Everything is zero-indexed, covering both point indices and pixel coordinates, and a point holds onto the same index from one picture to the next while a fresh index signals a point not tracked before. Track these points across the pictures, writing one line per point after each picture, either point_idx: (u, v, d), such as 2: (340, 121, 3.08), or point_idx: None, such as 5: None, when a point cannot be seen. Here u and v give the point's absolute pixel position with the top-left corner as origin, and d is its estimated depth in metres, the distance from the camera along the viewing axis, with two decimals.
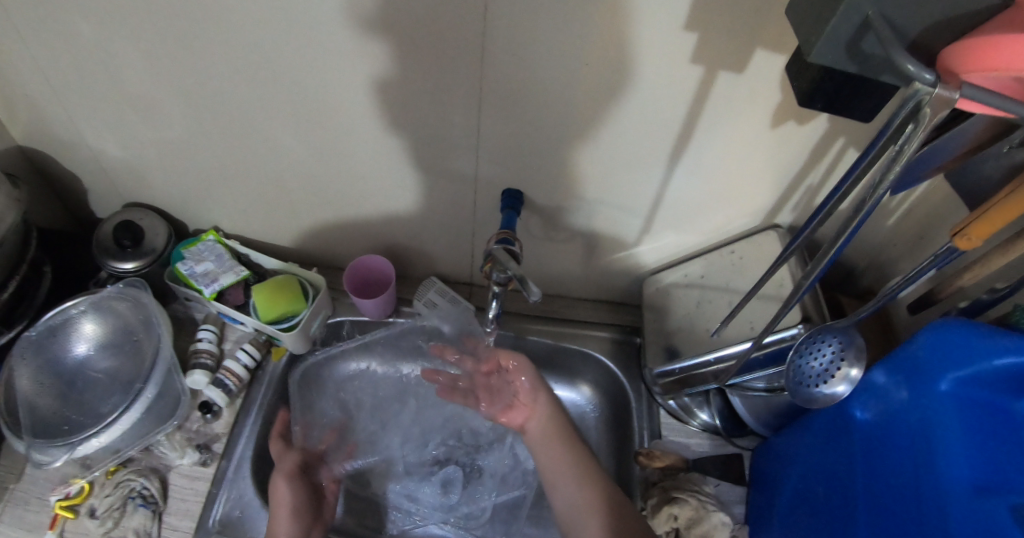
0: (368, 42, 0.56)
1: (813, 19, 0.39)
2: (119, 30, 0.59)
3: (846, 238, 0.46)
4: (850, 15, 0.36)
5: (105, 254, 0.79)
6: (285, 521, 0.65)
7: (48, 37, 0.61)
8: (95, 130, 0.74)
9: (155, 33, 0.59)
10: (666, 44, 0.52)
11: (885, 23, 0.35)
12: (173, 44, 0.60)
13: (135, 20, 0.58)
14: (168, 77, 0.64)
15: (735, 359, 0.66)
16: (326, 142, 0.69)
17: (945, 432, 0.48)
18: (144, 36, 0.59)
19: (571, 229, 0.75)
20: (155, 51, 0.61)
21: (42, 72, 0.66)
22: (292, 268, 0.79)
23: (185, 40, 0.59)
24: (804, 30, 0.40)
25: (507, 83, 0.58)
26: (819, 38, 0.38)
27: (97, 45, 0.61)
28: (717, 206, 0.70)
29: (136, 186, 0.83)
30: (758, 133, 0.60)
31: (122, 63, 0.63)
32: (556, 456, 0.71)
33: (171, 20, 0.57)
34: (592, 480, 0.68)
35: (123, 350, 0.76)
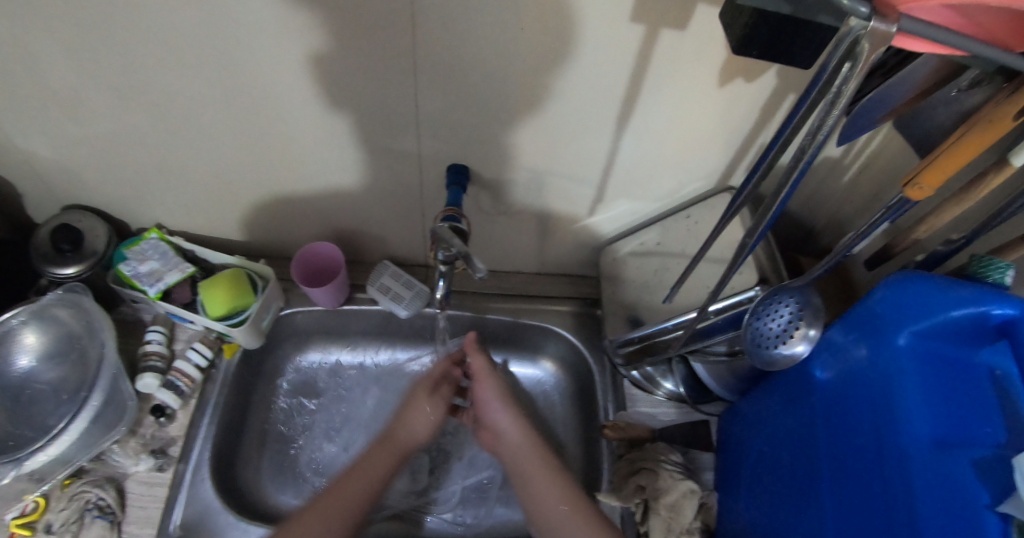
0: (294, 19, 0.53)
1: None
2: (22, 20, 0.55)
3: (789, 189, 0.45)
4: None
5: (44, 260, 0.76)
6: (419, 422, 0.69)
7: None
8: (19, 130, 0.70)
9: (62, 22, 0.55)
10: (605, 3, 0.50)
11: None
12: (84, 33, 0.56)
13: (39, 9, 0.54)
14: (84, 68, 0.60)
15: (687, 326, 0.65)
16: (263, 128, 0.66)
17: (904, 386, 0.48)
18: (51, 26, 0.55)
19: (527, 204, 0.73)
20: (65, 41, 0.57)
21: None
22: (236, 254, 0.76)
23: (96, 29, 0.55)
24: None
25: (445, 55, 0.56)
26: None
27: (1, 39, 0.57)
28: (671, 171, 0.68)
29: (71, 187, 0.79)
30: (705, 92, 0.58)
31: (31, 56, 0.59)
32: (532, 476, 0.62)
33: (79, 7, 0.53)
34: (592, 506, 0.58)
35: (67, 359, 0.73)
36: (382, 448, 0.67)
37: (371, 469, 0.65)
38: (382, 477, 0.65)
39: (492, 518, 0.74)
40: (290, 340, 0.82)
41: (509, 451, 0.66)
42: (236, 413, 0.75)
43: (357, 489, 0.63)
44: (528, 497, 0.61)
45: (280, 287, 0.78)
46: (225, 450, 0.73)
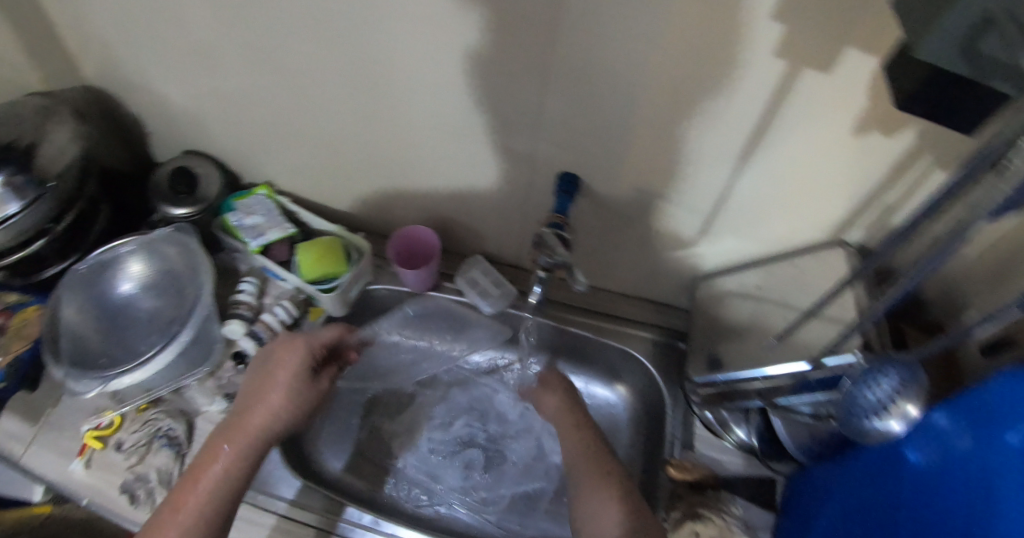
0: (437, 8, 0.55)
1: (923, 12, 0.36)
2: None
3: (932, 266, 0.45)
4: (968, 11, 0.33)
5: (160, 198, 0.81)
6: (273, 399, 0.64)
7: None
8: (165, 76, 0.76)
9: None
10: (748, 34, 0.50)
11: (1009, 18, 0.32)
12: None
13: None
14: (231, 26, 0.65)
15: (786, 378, 0.64)
16: (384, 108, 0.69)
17: (1007, 484, 0.41)
18: None
19: (622, 222, 0.73)
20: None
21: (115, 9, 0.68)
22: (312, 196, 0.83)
23: None
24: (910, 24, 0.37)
25: (576, 64, 0.57)
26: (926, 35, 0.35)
27: None
28: (784, 215, 0.66)
29: (196, 135, 0.85)
30: (839, 140, 0.56)
31: (187, 7, 0.64)
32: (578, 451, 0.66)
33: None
34: (602, 459, 0.64)
35: (166, 293, 0.77)
36: (240, 429, 0.62)
37: (221, 457, 0.60)
38: (240, 462, 0.60)
39: (535, 530, 0.72)
40: (374, 315, 0.84)
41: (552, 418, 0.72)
42: None
43: (216, 482, 0.59)
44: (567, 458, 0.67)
45: (373, 263, 0.80)
46: None
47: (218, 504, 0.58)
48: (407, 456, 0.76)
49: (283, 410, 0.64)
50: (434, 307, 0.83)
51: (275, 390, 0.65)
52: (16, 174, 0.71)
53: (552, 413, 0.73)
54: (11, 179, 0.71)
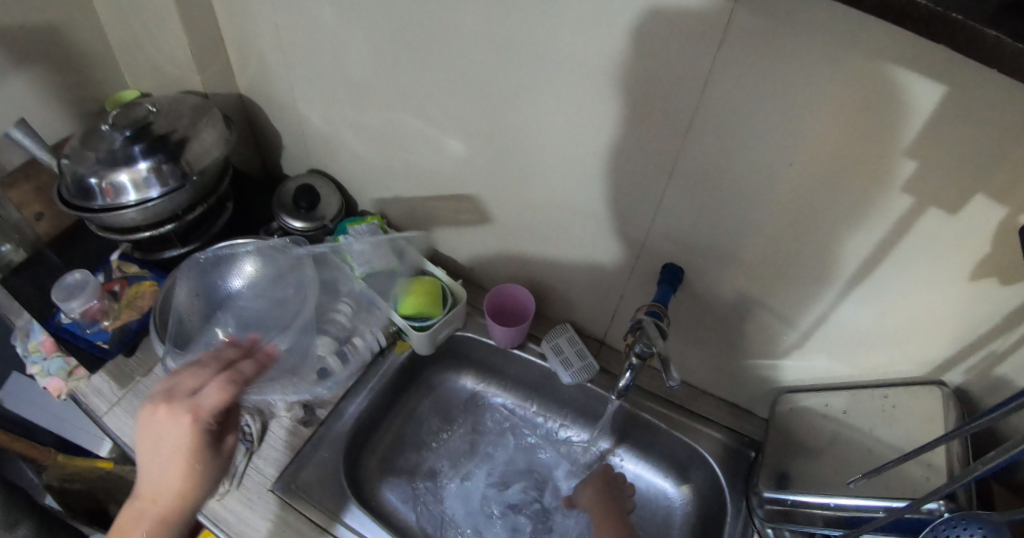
0: (585, 89, 0.61)
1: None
2: (365, 23, 0.69)
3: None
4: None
5: (281, 209, 0.88)
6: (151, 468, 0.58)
7: (309, 14, 0.72)
8: (314, 101, 0.84)
9: (395, 33, 0.68)
10: (879, 166, 0.52)
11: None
12: (403, 47, 0.68)
13: (392, 19, 0.67)
14: (387, 71, 0.73)
15: (887, 511, 0.58)
16: (507, 167, 0.74)
17: None
18: (384, 34, 0.69)
19: (712, 317, 0.74)
20: (386, 48, 0.70)
21: (289, 38, 0.77)
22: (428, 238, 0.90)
23: (415, 47, 0.68)
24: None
25: (701, 164, 0.61)
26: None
27: (343, 30, 0.72)
28: (881, 345, 0.66)
29: (324, 156, 0.93)
30: (955, 285, 0.57)
31: (354, 48, 0.73)
32: None
33: (422, 27, 0.65)
34: None
35: (269, 296, 0.83)
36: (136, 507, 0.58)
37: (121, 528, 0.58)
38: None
39: None
40: (453, 359, 0.88)
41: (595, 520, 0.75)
42: (382, 403, 0.81)
43: None
44: None
45: (465, 311, 0.85)
46: (361, 432, 0.78)
47: None
48: (456, 507, 0.80)
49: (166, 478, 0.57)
50: (512, 362, 0.85)
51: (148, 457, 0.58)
52: (164, 163, 0.78)
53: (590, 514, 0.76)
54: (157, 167, 0.77)
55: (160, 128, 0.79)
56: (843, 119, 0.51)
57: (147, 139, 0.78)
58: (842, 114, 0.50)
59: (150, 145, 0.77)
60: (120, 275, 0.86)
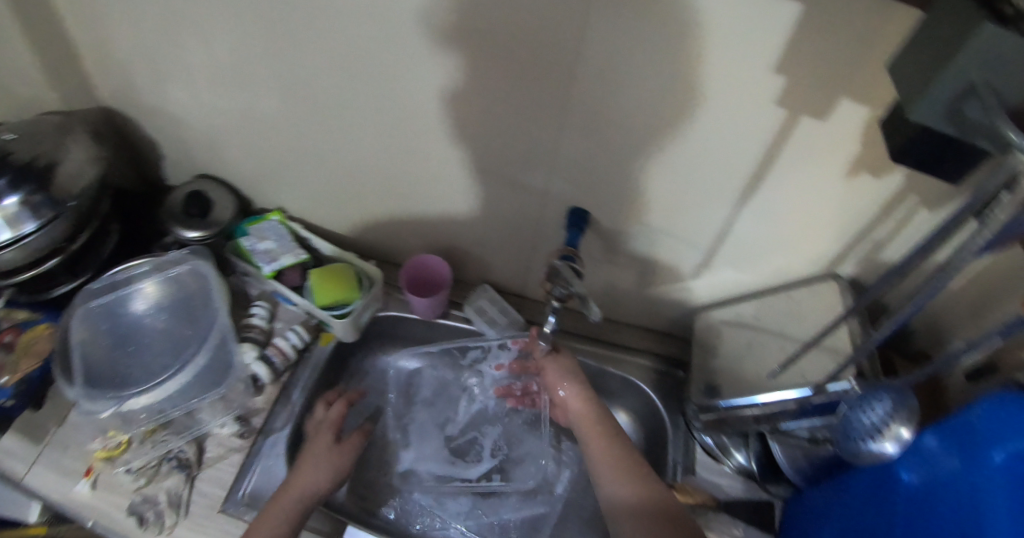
0: (465, 46, 0.58)
1: (921, 78, 0.40)
2: (221, 7, 0.63)
3: (923, 297, 0.48)
4: (957, 77, 0.37)
5: (173, 221, 0.82)
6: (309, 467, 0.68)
7: (156, 5, 0.65)
8: (185, 101, 0.78)
9: (255, 14, 0.62)
10: (752, 82, 0.54)
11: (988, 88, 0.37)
12: (268, 27, 0.63)
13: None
14: (256, 57, 0.68)
15: (796, 403, 0.65)
16: (401, 137, 0.71)
17: (992, 498, 0.48)
18: (245, 17, 0.63)
19: (628, 255, 0.76)
20: (249, 31, 0.65)
21: (141, 37, 0.70)
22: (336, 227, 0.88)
23: (280, 25, 0.63)
24: (909, 87, 0.41)
25: (590, 105, 0.60)
26: (923, 96, 0.40)
27: (198, 19, 0.65)
28: (780, 250, 0.70)
29: (208, 157, 0.86)
30: (833, 182, 0.61)
31: (216, 37, 0.67)
32: (612, 471, 0.66)
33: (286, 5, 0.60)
34: (641, 478, 0.65)
35: (179, 313, 0.78)
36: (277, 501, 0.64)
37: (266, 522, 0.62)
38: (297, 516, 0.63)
39: None
40: (379, 342, 0.86)
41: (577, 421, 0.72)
42: (318, 398, 0.80)
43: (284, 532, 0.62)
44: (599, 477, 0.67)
45: (382, 290, 0.83)
46: (301, 432, 0.77)
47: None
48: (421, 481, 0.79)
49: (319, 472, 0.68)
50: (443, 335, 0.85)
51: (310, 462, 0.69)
52: (34, 193, 0.70)
53: (577, 415, 0.72)
54: (29, 199, 0.70)
55: (21, 156, 0.72)
56: (718, 42, 0.51)
57: (9, 170, 0.70)
58: (714, 33, 0.51)
59: (15, 176, 0.69)
60: (9, 322, 0.75)
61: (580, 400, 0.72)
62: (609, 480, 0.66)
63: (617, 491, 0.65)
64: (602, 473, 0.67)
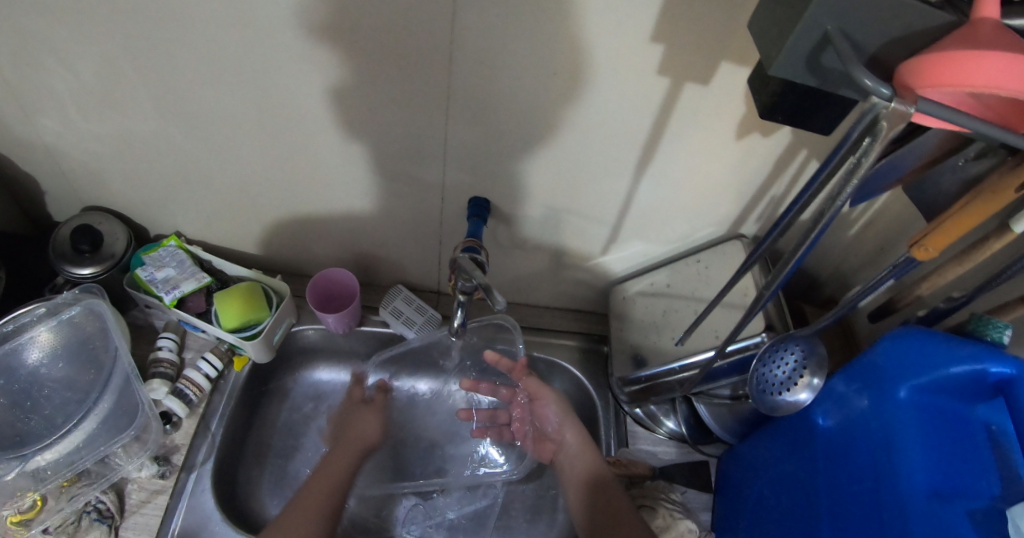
0: (339, 40, 0.55)
1: (779, 35, 0.39)
2: (71, 25, 0.57)
3: (806, 247, 0.47)
4: (810, 30, 0.37)
5: (61, 259, 0.75)
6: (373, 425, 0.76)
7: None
8: (55, 132, 0.72)
9: (114, 30, 0.57)
10: (633, 54, 0.53)
11: (841, 38, 0.37)
12: (129, 42, 0.58)
13: (105, 16, 0.56)
14: (124, 75, 0.62)
15: (699, 367, 0.67)
16: (292, 143, 0.68)
17: (904, 436, 0.50)
18: (101, 34, 0.58)
19: (540, 239, 0.76)
20: (110, 49, 0.60)
21: None
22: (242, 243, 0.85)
23: (143, 40, 0.58)
24: (769, 45, 0.41)
25: (476, 92, 0.58)
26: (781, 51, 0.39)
27: (51, 41, 0.60)
28: (686, 217, 0.71)
29: (92, 188, 0.80)
30: (723, 144, 0.61)
31: (75, 58, 0.61)
32: (579, 497, 0.68)
33: (142, 15, 0.55)
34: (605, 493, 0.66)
35: (79, 358, 0.71)
36: (340, 451, 0.73)
37: (330, 472, 0.70)
38: (345, 476, 0.71)
39: None
40: (299, 357, 0.84)
41: (569, 459, 0.71)
42: (240, 425, 0.77)
43: (324, 493, 0.67)
44: (573, 500, 0.69)
45: (294, 304, 0.81)
46: (226, 460, 0.74)
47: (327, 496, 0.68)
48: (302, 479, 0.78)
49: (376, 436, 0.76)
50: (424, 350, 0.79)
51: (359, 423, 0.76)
52: None
53: (569, 450, 0.72)
54: None
55: None
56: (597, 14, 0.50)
57: None
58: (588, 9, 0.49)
59: None
60: None
61: (579, 437, 0.71)
62: (574, 489, 0.69)
63: (575, 496, 0.69)
64: (574, 493, 0.69)
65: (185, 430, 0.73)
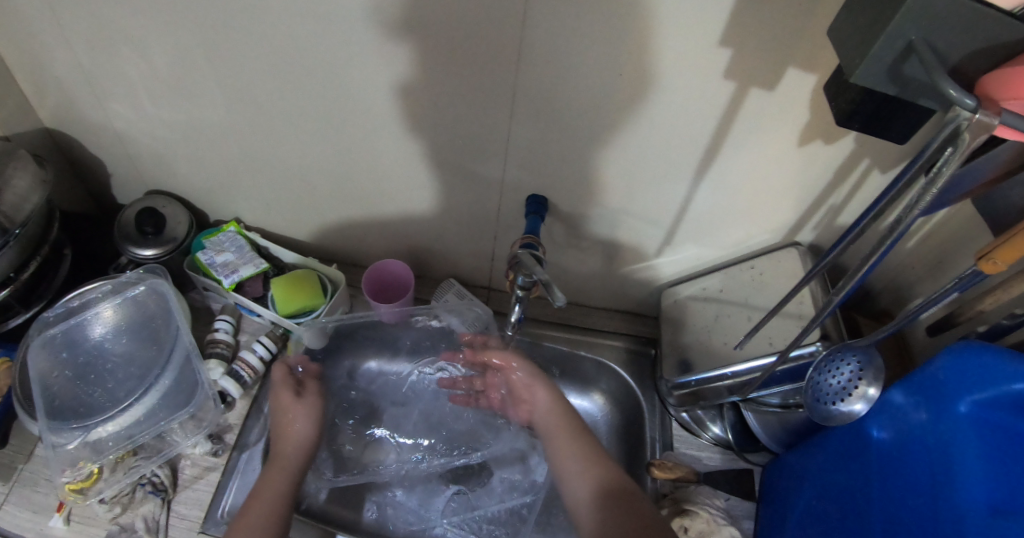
0: (409, 36, 0.57)
1: (861, 42, 0.40)
2: (156, 16, 0.60)
3: (876, 258, 0.47)
4: (894, 40, 0.38)
5: (125, 239, 0.78)
6: (296, 424, 0.70)
7: (88, 19, 0.62)
8: (129, 117, 0.75)
9: (195, 21, 0.60)
10: (700, 57, 0.54)
11: (928, 47, 0.37)
12: (209, 33, 0.61)
13: (188, 7, 0.59)
14: (200, 64, 0.65)
15: (762, 371, 0.66)
16: (355, 134, 0.70)
17: (962, 451, 0.49)
18: (183, 25, 0.61)
19: (591, 238, 0.76)
20: (189, 39, 0.62)
21: (78, 55, 0.67)
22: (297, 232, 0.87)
23: (222, 31, 0.60)
24: (849, 51, 0.42)
25: (540, 90, 0.59)
26: (863, 58, 0.40)
27: (135, 30, 0.63)
28: (741, 222, 0.71)
29: (159, 173, 0.83)
30: (786, 149, 0.61)
31: (156, 47, 0.64)
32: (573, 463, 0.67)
33: (224, 7, 0.58)
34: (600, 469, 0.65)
35: (141, 334, 0.74)
36: (275, 466, 0.66)
37: (265, 486, 0.63)
38: (286, 487, 0.64)
39: None
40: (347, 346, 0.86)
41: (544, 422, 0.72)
42: None
43: (268, 507, 0.61)
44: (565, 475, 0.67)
45: (346, 293, 0.83)
46: None
47: (269, 517, 0.60)
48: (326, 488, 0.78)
49: (314, 433, 0.70)
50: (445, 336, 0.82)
51: (293, 417, 0.70)
52: None
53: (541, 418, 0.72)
54: None
55: None
56: (666, 16, 0.51)
57: None
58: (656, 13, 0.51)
59: None
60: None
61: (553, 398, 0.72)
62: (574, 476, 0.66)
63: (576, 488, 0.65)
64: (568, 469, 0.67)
65: (236, 411, 0.75)
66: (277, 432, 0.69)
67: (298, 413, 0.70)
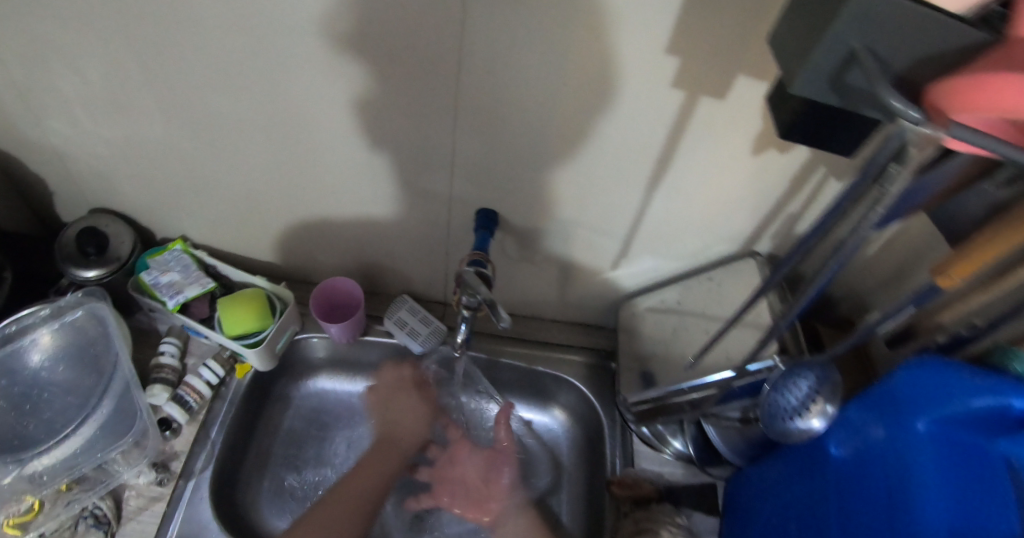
0: (347, 48, 0.54)
1: (797, 47, 0.36)
2: (79, 27, 0.57)
3: (834, 270, 0.43)
4: (836, 47, 0.33)
5: (67, 260, 0.75)
6: (410, 419, 0.81)
7: (7, 31, 0.59)
8: (64, 134, 0.71)
9: (121, 33, 0.57)
10: (648, 66, 0.51)
11: (870, 55, 0.33)
12: (137, 45, 0.58)
13: (112, 19, 0.55)
14: (132, 78, 0.62)
15: (718, 386, 0.65)
16: (299, 150, 0.67)
17: (919, 466, 0.47)
18: (110, 37, 0.57)
19: (547, 252, 0.74)
20: (117, 52, 0.59)
21: (2, 69, 0.63)
22: (249, 248, 0.85)
23: (150, 44, 0.57)
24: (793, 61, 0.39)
25: (485, 103, 0.57)
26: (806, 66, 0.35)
27: (59, 43, 0.59)
28: (699, 233, 0.69)
29: (101, 190, 0.80)
30: (739, 159, 0.59)
31: (82, 59, 0.61)
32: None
33: (149, 18, 0.55)
34: None
35: (81, 361, 0.71)
36: (382, 450, 0.78)
37: (372, 465, 0.76)
38: (383, 475, 0.75)
39: None
40: (303, 365, 0.84)
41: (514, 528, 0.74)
42: (241, 432, 0.77)
43: (368, 484, 0.74)
44: None
45: (298, 312, 0.81)
46: (226, 468, 0.73)
47: (357, 503, 0.72)
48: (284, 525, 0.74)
49: (421, 429, 0.81)
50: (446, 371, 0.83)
51: (409, 413, 0.81)
52: None
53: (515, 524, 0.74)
54: None
55: None
56: (606, 22, 0.48)
57: None
58: (600, 22, 0.48)
59: None
60: None
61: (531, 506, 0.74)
62: None
63: None
64: None
65: (183, 437, 0.72)
66: (394, 422, 0.80)
67: (412, 411, 0.81)
